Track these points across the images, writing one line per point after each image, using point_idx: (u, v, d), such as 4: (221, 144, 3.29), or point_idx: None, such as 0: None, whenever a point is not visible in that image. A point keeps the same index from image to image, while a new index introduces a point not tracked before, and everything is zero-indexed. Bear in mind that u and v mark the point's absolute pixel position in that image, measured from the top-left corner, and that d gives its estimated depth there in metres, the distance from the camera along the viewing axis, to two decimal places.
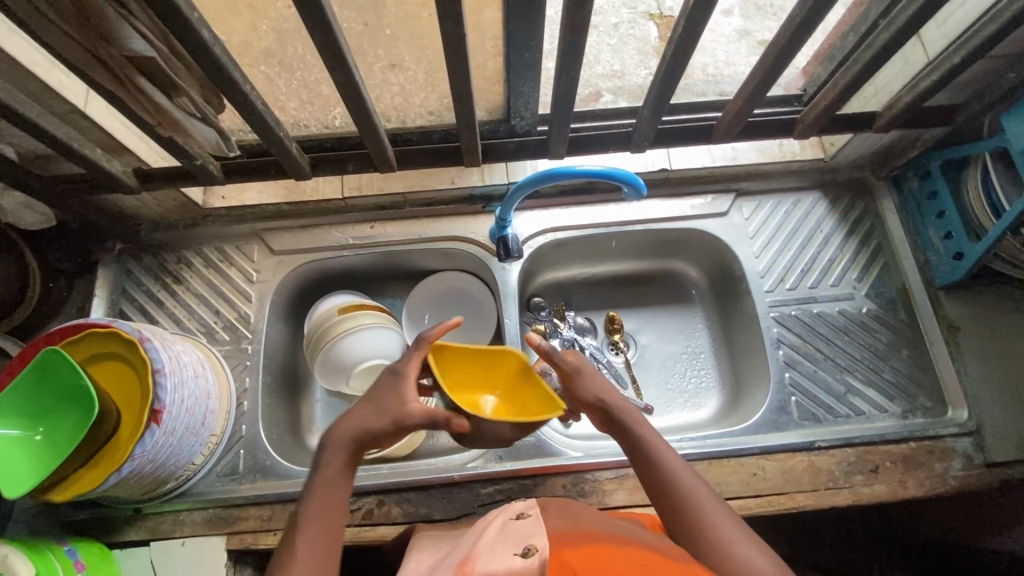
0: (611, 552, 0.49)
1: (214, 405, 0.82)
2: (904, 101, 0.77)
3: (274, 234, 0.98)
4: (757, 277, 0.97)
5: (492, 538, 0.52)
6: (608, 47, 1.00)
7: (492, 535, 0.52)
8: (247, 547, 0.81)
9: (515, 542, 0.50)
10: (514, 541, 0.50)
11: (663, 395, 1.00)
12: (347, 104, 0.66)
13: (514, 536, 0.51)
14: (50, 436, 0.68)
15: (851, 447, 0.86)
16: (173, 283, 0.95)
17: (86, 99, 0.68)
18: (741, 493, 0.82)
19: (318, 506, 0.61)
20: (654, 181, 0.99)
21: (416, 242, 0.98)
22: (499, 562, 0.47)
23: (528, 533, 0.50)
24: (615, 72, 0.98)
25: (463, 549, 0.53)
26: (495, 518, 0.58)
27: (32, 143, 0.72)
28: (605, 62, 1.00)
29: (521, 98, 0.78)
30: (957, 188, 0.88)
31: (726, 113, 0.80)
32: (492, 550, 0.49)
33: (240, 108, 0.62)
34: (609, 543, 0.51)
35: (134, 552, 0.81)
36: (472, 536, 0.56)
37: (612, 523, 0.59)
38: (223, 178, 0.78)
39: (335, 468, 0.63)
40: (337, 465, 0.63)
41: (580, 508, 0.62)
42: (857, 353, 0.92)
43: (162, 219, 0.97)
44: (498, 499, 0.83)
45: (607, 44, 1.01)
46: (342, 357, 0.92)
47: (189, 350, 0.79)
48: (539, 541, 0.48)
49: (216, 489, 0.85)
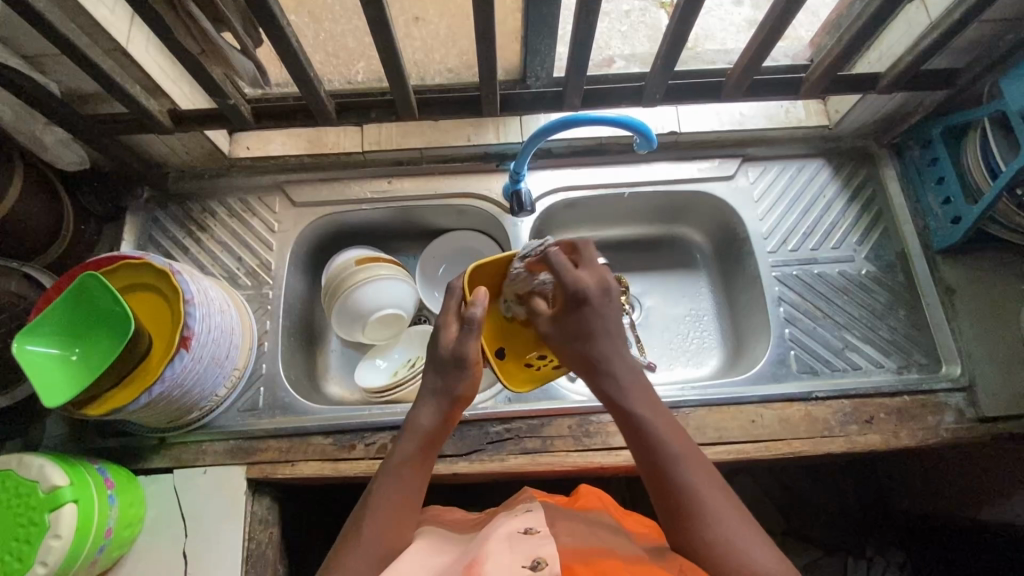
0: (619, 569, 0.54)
1: (237, 341, 0.85)
2: (906, 61, 0.80)
3: (295, 186, 1.01)
4: (760, 238, 1.00)
5: (500, 540, 0.56)
6: (619, 35, 1.00)
7: (500, 536, 0.56)
8: (266, 476, 0.85)
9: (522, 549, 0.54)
10: (522, 547, 0.54)
11: (667, 353, 1.04)
12: (377, 44, 0.70)
13: (523, 543, 0.55)
14: (86, 355, 0.73)
15: (847, 398, 0.89)
16: (199, 231, 0.99)
17: (127, 37, 0.72)
18: (739, 437, 0.86)
19: (391, 495, 0.64)
20: (663, 143, 1.02)
21: (431, 197, 1.01)
22: (507, 569, 0.51)
23: (539, 542, 0.55)
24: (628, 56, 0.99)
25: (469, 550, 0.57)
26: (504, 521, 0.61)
27: (76, 78, 0.76)
28: (617, 49, 1.00)
29: (538, 57, 0.82)
30: (956, 155, 0.92)
31: (734, 68, 0.83)
32: (501, 554, 0.53)
33: (276, 43, 0.66)
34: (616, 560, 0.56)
35: (159, 478, 0.85)
36: (481, 535, 0.60)
37: (617, 536, 0.63)
38: (254, 122, 0.82)
39: (415, 453, 0.67)
40: (417, 452, 0.67)
41: (585, 517, 0.66)
42: (855, 312, 0.95)
43: (189, 168, 1.01)
44: (507, 437, 0.86)
45: (618, 31, 1.01)
46: (359, 304, 0.96)
47: (216, 288, 0.83)
48: (547, 553, 0.52)
49: (236, 422, 0.88)
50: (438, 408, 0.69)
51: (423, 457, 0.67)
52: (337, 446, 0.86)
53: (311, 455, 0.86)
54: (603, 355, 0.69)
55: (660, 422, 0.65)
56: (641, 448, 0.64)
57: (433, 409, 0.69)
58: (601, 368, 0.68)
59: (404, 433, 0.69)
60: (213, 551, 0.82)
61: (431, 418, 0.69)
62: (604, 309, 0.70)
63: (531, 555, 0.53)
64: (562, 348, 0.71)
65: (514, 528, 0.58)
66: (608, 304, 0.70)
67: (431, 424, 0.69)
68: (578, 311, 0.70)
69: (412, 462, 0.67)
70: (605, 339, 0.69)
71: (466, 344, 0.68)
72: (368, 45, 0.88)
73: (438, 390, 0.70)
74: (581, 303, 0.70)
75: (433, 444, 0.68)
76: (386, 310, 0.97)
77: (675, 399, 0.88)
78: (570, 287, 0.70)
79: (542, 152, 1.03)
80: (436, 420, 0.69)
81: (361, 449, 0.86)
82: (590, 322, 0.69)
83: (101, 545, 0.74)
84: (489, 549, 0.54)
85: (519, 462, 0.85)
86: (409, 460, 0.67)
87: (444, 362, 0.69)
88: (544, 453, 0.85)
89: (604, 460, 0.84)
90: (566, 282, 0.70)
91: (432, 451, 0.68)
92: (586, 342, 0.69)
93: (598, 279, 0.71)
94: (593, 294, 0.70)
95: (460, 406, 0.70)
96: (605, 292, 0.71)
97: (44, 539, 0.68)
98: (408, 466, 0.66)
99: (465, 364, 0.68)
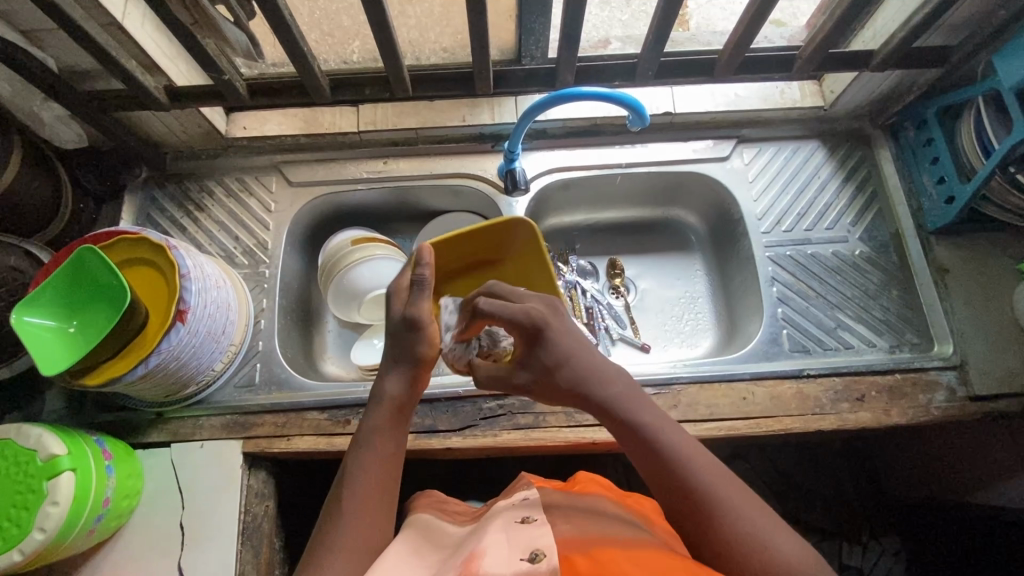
0: (618, 556, 0.55)
1: (234, 317, 0.86)
2: (898, 37, 0.81)
3: (292, 166, 1.02)
4: (754, 219, 1.00)
5: (497, 534, 0.56)
6: (619, 23, 1.00)
7: (497, 530, 0.57)
8: (261, 450, 0.86)
9: (521, 539, 0.55)
10: (520, 540, 0.55)
11: (661, 334, 1.04)
12: (370, 21, 0.71)
13: (519, 535, 0.55)
14: (83, 327, 0.74)
15: (838, 376, 0.89)
16: (196, 210, 1.00)
17: (123, 12, 0.73)
18: (731, 414, 0.86)
19: (367, 468, 0.65)
20: (657, 123, 1.02)
21: (426, 177, 1.02)
22: (505, 563, 0.51)
23: (536, 533, 0.55)
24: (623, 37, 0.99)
25: (468, 543, 0.58)
26: (500, 515, 0.61)
27: (73, 52, 0.77)
28: (617, 36, 1.00)
29: (532, 36, 0.83)
30: (950, 136, 0.92)
31: (726, 47, 0.83)
32: (498, 547, 0.54)
33: (268, 15, 0.67)
34: (616, 548, 0.56)
35: (156, 452, 0.86)
36: (480, 528, 0.60)
37: (617, 519, 0.63)
38: (249, 99, 0.84)
39: (385, 423, 0.68)
40: (385, 422, 0.68)
41: (585, 505, 0.66)
42: (848, 292, 0.96)
43: (187, 149, 1.01)
44: (499, 412, 0.87)
45: (618, 20, 1.00)
46: (353, 285, 0.97)
47: (212, 265, 0.84)
48: (546, 545, 0.53)
49: (233, 398, 0.89)
50: (403, 374, 0.69)
51: (392, 427, 0.68)
52: (332, 421, 0.87)
53: (306, 429, 0.87)
54: (585, 373, 0.66)
55: (663, 432, 0.63)
56: (647, 460, 0.62)
57: (398, 377, 0.69)
58: (588, 384, 0.65)
59: (374, 403, 0.69)
60: (210, 523, 0.83)
61: (399, 388, 0.69)
62: (561, 327, 0.67)
63: (529, 547, 0.53)
64: (545, 381, 0.67)
65: (511, 519, 0.59)
66: (563, 323, 0.68)
67: (401, 394, 0.69)
68: (541, 342, 0.66)
69: (384, 431, 0.67)
70: (583, 355, 0.66)
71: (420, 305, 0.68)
72: (362, 24, 0.89)
73: (399, 359, 0.69)
74: (542, 330, 0.66)
75: (401, 412, 0.69)
76: (380, 290, 0.98)
77: (666, 374, 0.89)
78: (524, 321, 0.66)
79: (537, 133, 1.03)
80: (404, 387, 0.69)
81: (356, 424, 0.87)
82: (555, 348, 0.66)
83: (100, 514, 0.76)
84: (487, 544, 0.55)
85: (512, 437, 0.85)
86: (379, 430, 0.67)
87: (399, 325, 0.69)
88: (536, 429, 0.86)
89: (596, 435, 0.85)
90: (515, 317, 0.66)
91: (402, 419, 0.69)
92: (574, 365, 0.66)
93: (545, 303, 0.69)
94: (547, 317, 0.67)
95: (425, 369, 0.70)
96: (554, 311, 0.68)
97: (42, 506, 0.69)
98: (378, 436, 0.67)
99: (420, 325, 0.68)
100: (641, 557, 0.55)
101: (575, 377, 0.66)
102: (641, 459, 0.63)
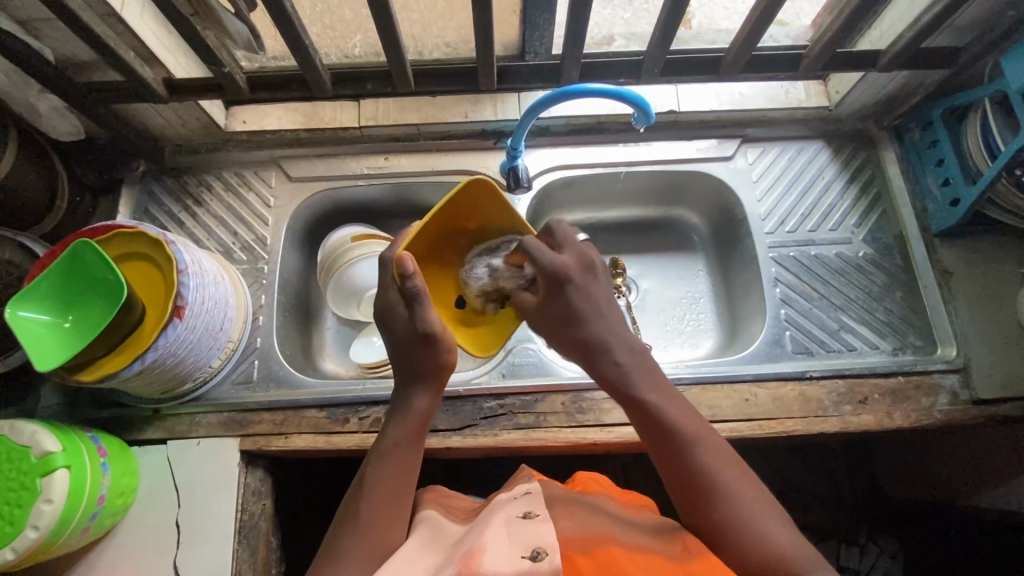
0: (621, 555, 0.55)
1: (232, 313, 0.85)
2: (906, 37, 0.80)
3: (292, 161, 1.01)
4: (757, 219, 1.00)
5: (498, 529, 0.55)
6: (622, 21, 0.99)
7: (500, 524, 0.56)
8: (259, 448, 0.85)
9: (523, 536, 0.54)
10: (522, 536, 0.54)
11: (662, 335, 1.04)
12: (374, 14, 0.70)
13: (521, 532, 0.54)
14: (79, 322, 0.73)
15: (841, 379, 0.88)
16: (193, 204, 0.99)
17: (122, 2, 0.72)
18: (733, 416, 0.86)
19: (385, 482, 0.64)
20: (661, 122, 1.02)
21: (428, 173, 1.01)
22: (507, 561, 0.51)
23: (539, 530, 0.55)
24: (627, 34, 0.98)
25: (468, 537, 0.57)
26: (500, 509, 0.60)
27: (72, 42, 0.76)
28: (620, 33, 0.99)
29: (536, 32, 0.83)
30: (956, 137, 0.91)
31: (732, 46, 0.83)
32: (499, 542, 0.53)
33: (270, 7, 0.66)
34: (616, 545, 0.56)
35: (152, 449, 0.85)
36: (481, 521, 0.60)
37: (619, 518, 0.63)
38: (249, 92, 0.83)
39: (409, 437, 0.66)
40: (409, 435, 0.66)
41: (587, 501, 0.65)
42: (851, 294, 0.95)
43: (186, 142, 1.01)
44: (500, 412, 0.86)
45: (621, 17, 0.99)
46: (354, 283, 0.96)
47: (210, 260, 0.83)
48: (546, 543, 0.52)
49: (230, 394, 0.88)
50: (428, 385, 0.68)
51: (415, 442, 0.67)
52: (330, 419, 0.86)
53: (305, 428, 0.86)
54: (600, 338, 0.65)
55: (672, 407, 0.63)
56: (653, 431, 0.63)
57: (426, 390, 0.68)
58: (602, 346, 0.65)
59: (396, 415, 0.68)
60: (207, 521, 0.82)
61: (425, 401, 0.68)
62: (586, 286, 0.65)
63: (531, 545, 0.53)
64: (559, 335, 0.67)
65: (513, 513, 0.58)
66: (592, 281, 0.66)
67: (426, 410, 0.68)
68: (559, 295, 0.65)
69: (404, 444, 0.66)
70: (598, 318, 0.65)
71: (426, 315, 0.65)
72: (365, 18, 0.88)
73: (422, 374, 0.67)
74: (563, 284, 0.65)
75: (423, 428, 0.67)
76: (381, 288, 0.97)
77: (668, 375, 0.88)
78: (548, 272, 0.64)
79: (539, 130, 1.02)
80: (430, 402, 0.68)
81: (355, 423, 0.86)
82: (573, 305, 0.65)
83: (94, 512, 0.75)
84: (487, 539, 0.54)
85: (512, 437, 0.85)
86: (399, 446, 0.66)
87: (410, 340, 0.66)
88: (537, 429, 0.85)
89: (597, 436, 0.84)
90: (542, 266, 0.64)
91: (422, 435, 0.68)
92: (587, 324, 0.65)
93: (578, 257, 0.66)
94: (572, 272, 0.65)
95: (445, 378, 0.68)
96: (585, 272, 0.66)
97: (35, 504, 0.68)
98: (400, 450, 0.66)
99: (436, 339, 0.65)
100: (643, 556, 0.55)
101: (585, 337, 0.65)
102: (646, 429, 0.63)
